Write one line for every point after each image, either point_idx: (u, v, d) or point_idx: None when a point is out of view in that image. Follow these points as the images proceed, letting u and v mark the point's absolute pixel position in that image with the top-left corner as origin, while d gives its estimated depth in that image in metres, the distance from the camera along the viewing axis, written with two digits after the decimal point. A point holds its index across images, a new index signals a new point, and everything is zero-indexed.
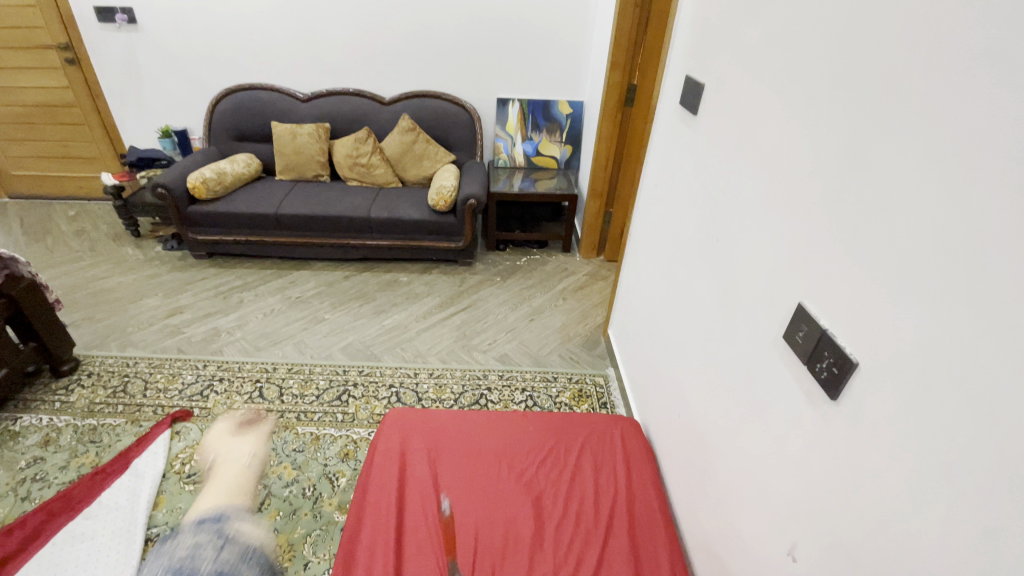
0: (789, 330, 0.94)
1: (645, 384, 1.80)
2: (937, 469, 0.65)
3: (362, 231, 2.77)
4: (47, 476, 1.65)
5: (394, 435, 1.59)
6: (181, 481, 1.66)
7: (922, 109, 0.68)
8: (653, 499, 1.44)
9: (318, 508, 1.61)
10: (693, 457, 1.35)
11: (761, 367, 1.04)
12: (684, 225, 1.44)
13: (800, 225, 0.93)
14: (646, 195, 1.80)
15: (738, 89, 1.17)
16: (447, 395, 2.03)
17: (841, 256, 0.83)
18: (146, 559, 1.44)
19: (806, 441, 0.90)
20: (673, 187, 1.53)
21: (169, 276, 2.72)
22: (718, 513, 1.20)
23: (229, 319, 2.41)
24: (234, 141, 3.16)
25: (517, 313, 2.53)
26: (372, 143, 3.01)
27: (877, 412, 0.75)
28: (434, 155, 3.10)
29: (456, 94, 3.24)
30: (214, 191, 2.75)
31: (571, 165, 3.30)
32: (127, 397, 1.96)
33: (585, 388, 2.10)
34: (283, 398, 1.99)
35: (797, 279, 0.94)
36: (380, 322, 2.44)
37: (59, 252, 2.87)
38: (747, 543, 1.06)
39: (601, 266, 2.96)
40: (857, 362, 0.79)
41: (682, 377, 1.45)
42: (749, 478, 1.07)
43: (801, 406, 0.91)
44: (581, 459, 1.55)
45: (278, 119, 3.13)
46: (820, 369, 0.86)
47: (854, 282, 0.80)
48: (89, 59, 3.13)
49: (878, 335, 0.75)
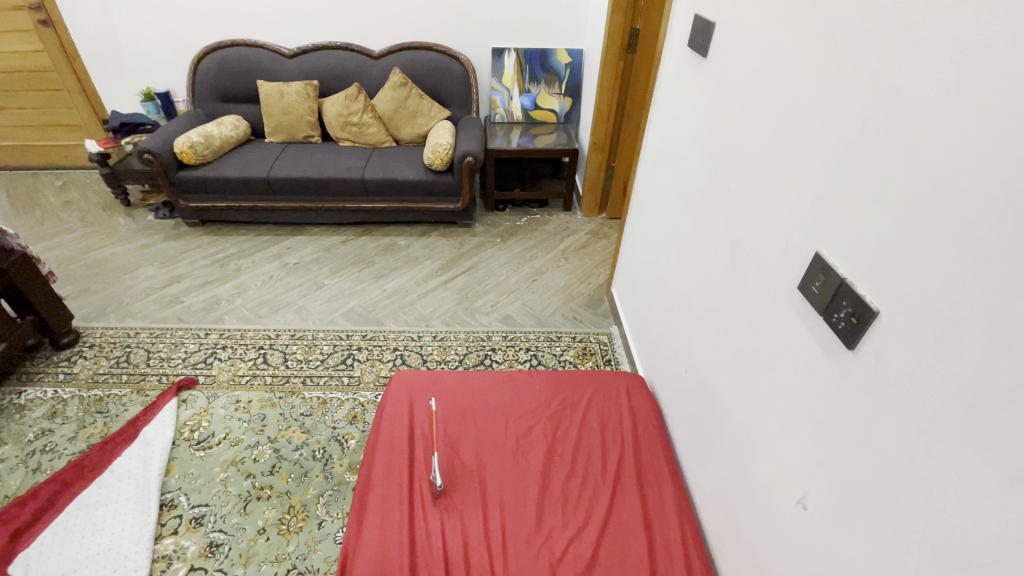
0: (805, 280, 0.90)
1: (650, 340, 1.78)
2: (961, 414, 0.64)
3: (357, 193, 2.70)
4: (57, 447, 1.67)
5: (399, 398, 1.59)
6: (191, 447, 1.67)
7: (961, 36, 0.62)
8: (659, 452, 1.45)
9: (329, 469, 1.63)
10: (700, 411, 1.35)
11: (774, 319, 1.01)
12: (693, 176, 1.38)
13: (818, 169, 0.88)
14: (652, 144, 1.73)
15: (751, 26, 1.09)
16: (451, 357, 2.03)
17: (863, 200, 0.78)
18: (162, 522, 1.47)
19: (821, 392, 0.88)
20: (682, 135, 1.46)
21: (164, 245, 2.67)
22: (726, 464, 1.21)
23: (228, 287, 2.38)
24: (219, 102, 3.04)
25: (518, 274, 2.50)
26: (362, 100, 2.90)
27: (898, 363, 0.73)
28: (429, 112, 2.98)
29: (449, 46, 3.08)
30: (202, 156, 2.66)
31: (570, 119, 3.19)
32: (130, 367, 1.96)
33: (590, 346, 2.09)
34: (287, 363, 1.99)
35: (813, 228, 0.90)
36: (380, 286, 2.41)
37: (49, 223, 2.81)
38: (757, 493, 1.07)
39: (603, 225, 2.90)
40: (877, 311, 0.76)
41: (690, 332, 1.43)
42: (759, 430, 1.07)
43: (815, 358, 0.89)
44: (587, 415, 1.56)
45: (264, 77, 3.00)
46: (837, 320, 0.83)
47: (876, 226, 0.76)
48: (61, 18, 2.97)
49: (903, 282, 0.72)
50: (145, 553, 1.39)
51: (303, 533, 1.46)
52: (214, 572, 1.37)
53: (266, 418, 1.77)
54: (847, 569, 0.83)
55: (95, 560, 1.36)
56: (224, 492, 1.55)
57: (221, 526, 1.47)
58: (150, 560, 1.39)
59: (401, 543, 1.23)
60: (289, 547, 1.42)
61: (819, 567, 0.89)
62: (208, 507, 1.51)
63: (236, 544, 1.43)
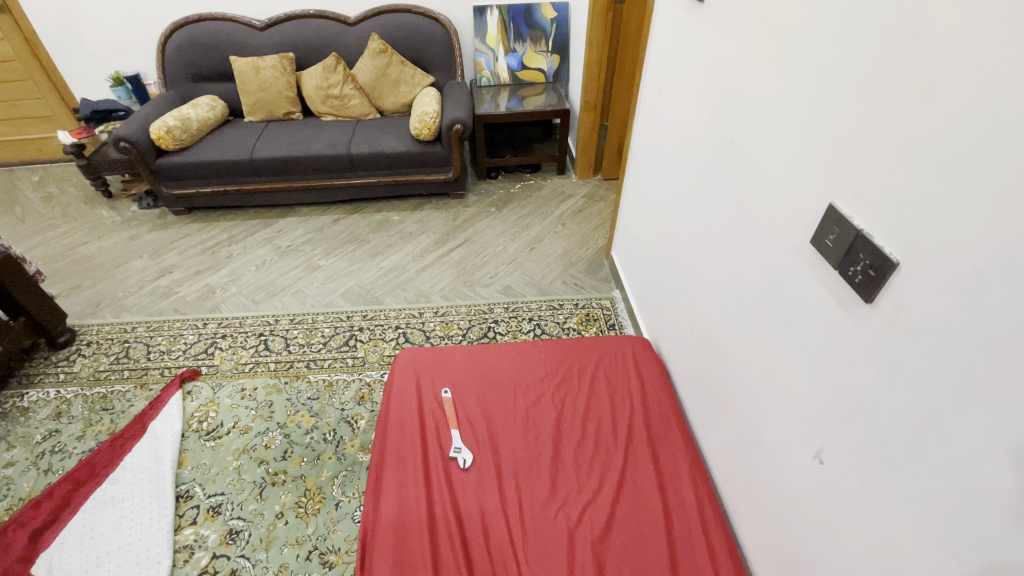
0: (818, 234, 0.87)
1: (654, 302, 1.77)
2: (988, 364, 0.62)
3: (344, 169, 2.62)
4: (66, 447, 1.66)
5: (405, 376, 1.57)
6: (201, 438, 1.67)
7: None
8: (669, 412, 1.45)
9: (341, 450, 1.63)
10: (710, 371, 1.34)
11: (786, 277, 0.98)
12: (694, 129, 1.33)
13: (829, 115, 0.83)
14: (649, 100, 1.67)
15: None
16: (454, 331, 2.01)
17: (878, 146, 0.74)
18: (180, 513, 1.48)
19: (839, 347, 0.86)
20: (680, 89, 1.40)
21: (151, 235, 2.61)
22: (737, 423, 1.21)
23: (221, 275, 2.33)
24: (193, 82, 2.91)
25: (516, 243, 2.45)
26: (342, 71, 2.78)
27: (920, 314, 0.71)
28: (412, 79, 2.87)
29: (427, 7, 2.94)
30: (180, 140, 2.57)
31: (559, 78, 3.08)
32: (130, 362, 1.93)
33: (592, 312, 2.07)
34: (290, 348, 1.97)
35: (825, 179, 0.86)
36: (376, 264, 2.37)
37: (31, 220, 2.73)
38: (771, 450, 1.07)
39: (599, 186, 2.85)
40: (897, 263, 0.73)
41: (696, 291, 1.40)
42: (773, 389, 1.06)
43: (830, 314, 0.87)
44: (595, 380, 1.56)
45: (236, 52, 2.86)
46: (854, 274, 0.81)
47: (894, 171, 0.72)
48: (17, 3, 2.81)
49: (925, 229, 0.68)
50: (165, 545, 1.40)
51: (321, 514, 1.47)
52: (237, 558, 1.38)
53: (273, 405, 1.77)
54: (867, 519, 0.83)
55: (118, 555, 1.37)
56: (239, 480, 1.56)
57: (238, 513, 1.48)
58: (172, 550, 1.40)
59: (420, 520, 1.24)
60: (309, 529, 1.44)
61: (838, 518, 0.89)
62: (224, 496, 1.52)
63: (256, 529, 1.44)
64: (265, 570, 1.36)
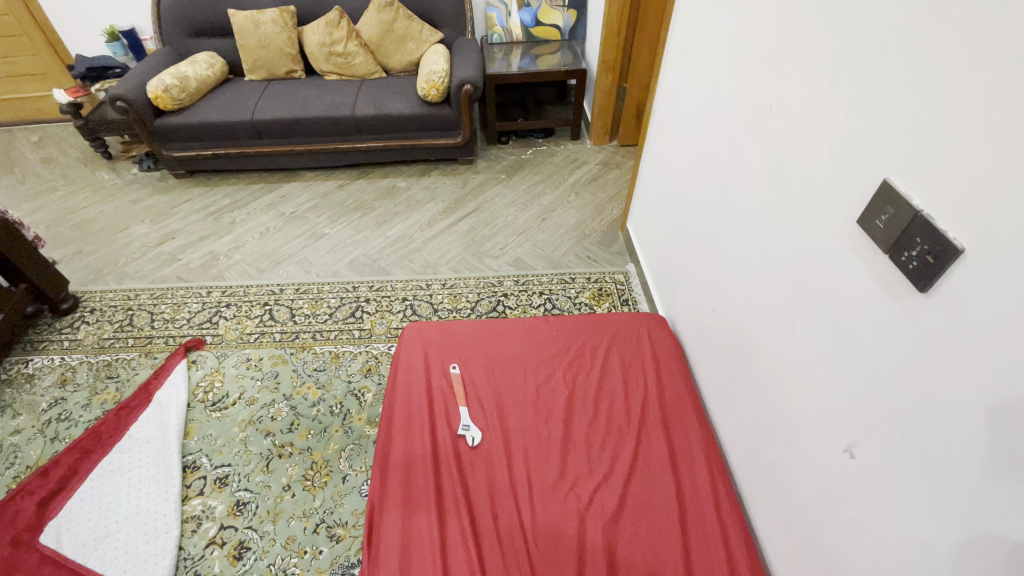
0: (869, 213, 0.79)
1: (672, 278, 1.69)
2: None
3: (349, 132, 2.52)
4: (72, 415, 1.65)
5: (413, 350, 1.53)
6: (206, 409, 1.66)
7: None
8: (684, 394, 1.40)
9: (348, 424, 1.61)
10: (730, 352, 1.28)
11: (825, 262, 0.91)
12: (727, 94, 1.22)
13: (889, 79, 0.74)
14: (674, 62, 1.55)
15: None
16: (463, 305, 1.96)
17: (949, 115, 0.65)
18: (187, 484, 1.48)
19: (883, 338, 0.79)
20: (712, 49, 1.28)
21: (153, 200, 2.55)
22: (759, 410, 1.16)
23: (224, 242, 2.28)
24: (190, 38, 2.77)
25: (527, 213, 2.37)
26: (345, 27, 2.63)
27: (983, 311, 0.63)
28: (419, 36, 2.71)
29: None
30: (179, 101, 2.46)
31: (574, 35, 2.91)
32: (135, 331, 1.91)
33: (605, 287, 2.00)
34: (295, 318, 1.93)
35: (878, 153, 0.77)
36: (382, 233, 2.30)
37: (31, 182, 2.66)
38: (795, 439, 1.02)
39: (614, 153, 2.73)
40: (962, 249, 0.65)
41: (720, 269, 1.32)
42: (802, 379, 0.99)
43: (874, 304, 0.80)
44: (608, 358, 1.50)
45: (233, 5, 2.71)
46: (908, 260, 0.72)
47: (966, 144, 0.63)
48: None
49: (998, 210, 0.59)
50: (174, 515, 1.40)
51: (328, 487, 1.46)
52: (244, 530, 1.38)
53: (279, 375, 1.74)
54: (899, 522, 0.78)
55: (124, 525, 1.37)
56: (245, 451, 1.55)
57: (245, 485, 1.47)
58: (180, 521, 1.40)
59: (427, 497, 1.22)
60: (316, 503, 1.43)
61: (866, 515, 0.85)
62: (231, 467, 1.51)
63: (263, 502, 1.43)
64: (272, 542, 1.36)
